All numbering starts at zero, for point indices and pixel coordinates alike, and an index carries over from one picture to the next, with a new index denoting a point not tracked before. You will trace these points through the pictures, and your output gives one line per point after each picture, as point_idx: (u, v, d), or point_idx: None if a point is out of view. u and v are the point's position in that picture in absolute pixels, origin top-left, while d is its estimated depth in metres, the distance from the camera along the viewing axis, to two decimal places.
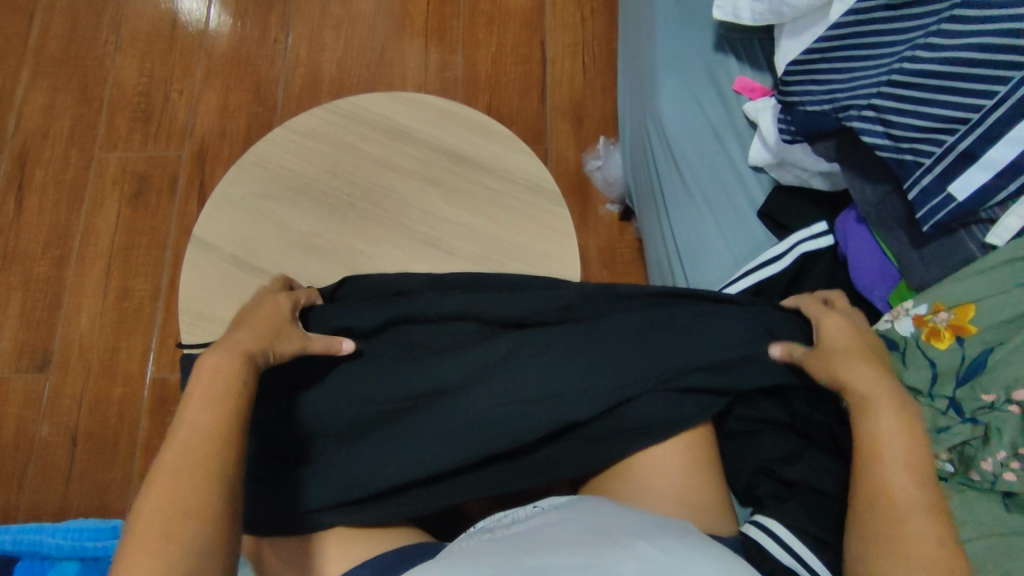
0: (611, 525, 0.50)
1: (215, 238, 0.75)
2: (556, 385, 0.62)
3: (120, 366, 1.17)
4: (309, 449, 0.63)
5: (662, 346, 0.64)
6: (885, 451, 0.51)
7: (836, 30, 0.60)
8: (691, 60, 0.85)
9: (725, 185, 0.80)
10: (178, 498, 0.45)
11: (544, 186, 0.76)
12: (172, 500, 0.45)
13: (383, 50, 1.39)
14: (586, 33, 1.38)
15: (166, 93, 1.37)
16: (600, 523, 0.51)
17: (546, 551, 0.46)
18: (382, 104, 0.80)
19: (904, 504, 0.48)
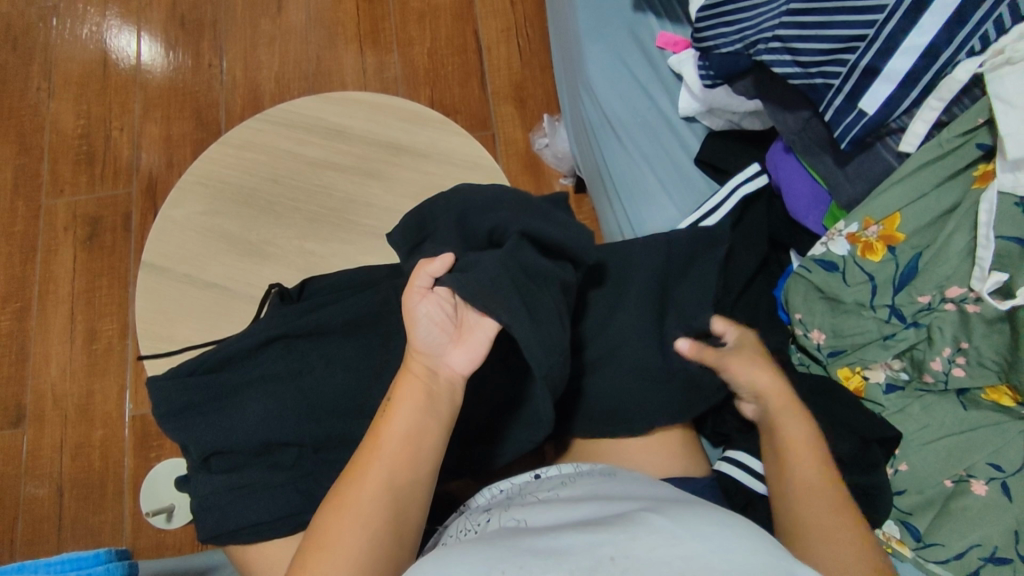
0: (641, 502, 0.47)
1: (164, 260, 0.75)
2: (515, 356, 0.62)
3: (97, 410, 1.16)
4: (283, 454, 0.63)
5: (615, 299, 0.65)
6: (792, 443, 0.56)
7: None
8: (612, 25, 0.87)
9: (661, 141, 0.82)
10: (345, 542, 0.49)
11: (484, 163, 0.76)
12: (342, 539, 0.49)
13: (319, 60, 1.39)
14: (517, 16, 1.40)
15: (107, 132, 1.36)
16: (627, 501, 0.48)
17: (558, 532, 0.43)
18: (314, 106, 0.80)
19: (813, 492, 0.54)
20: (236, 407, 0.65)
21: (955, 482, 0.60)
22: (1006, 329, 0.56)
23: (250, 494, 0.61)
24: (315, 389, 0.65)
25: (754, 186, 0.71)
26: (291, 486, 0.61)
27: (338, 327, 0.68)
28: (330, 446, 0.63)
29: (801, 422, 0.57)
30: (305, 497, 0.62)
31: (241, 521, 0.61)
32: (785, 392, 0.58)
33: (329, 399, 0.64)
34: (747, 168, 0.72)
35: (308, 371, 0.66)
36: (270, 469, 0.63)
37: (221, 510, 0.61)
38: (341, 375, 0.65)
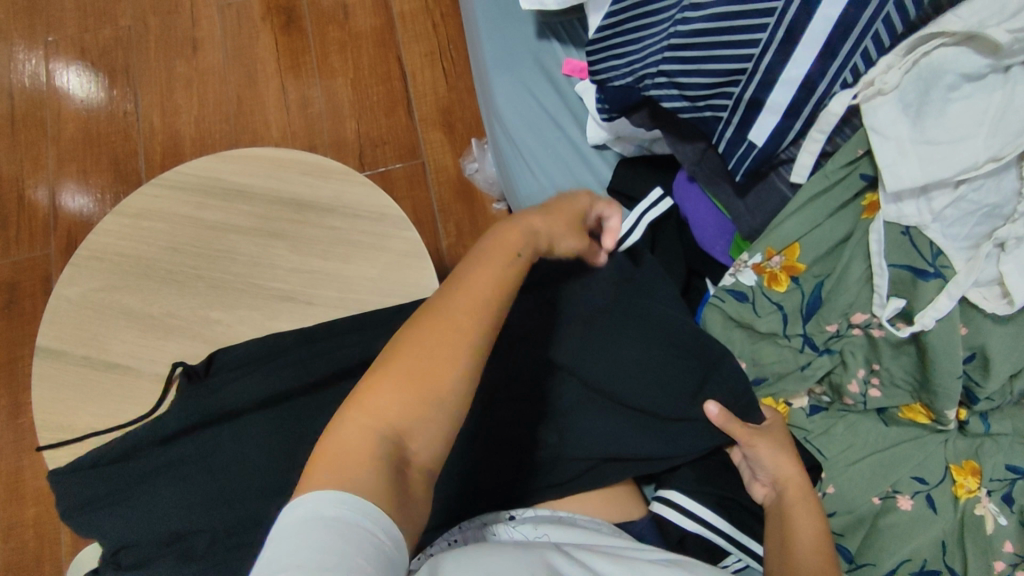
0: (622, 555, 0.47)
1: (60, 343, 0.71)
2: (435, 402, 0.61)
3: (28, 488, 1.11)
4: (193, 542, 0.59)
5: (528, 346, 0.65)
6: (798, 533, 0.55)
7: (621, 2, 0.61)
8: (518, 54, 0.86)
9: (572, 168, 0.81)
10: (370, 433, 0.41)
11: (391, 213, 0.74)
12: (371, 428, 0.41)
13: (240, 98, 1.35)
14: (440, 39, 1.38)
15: (20, 192, 1.30)
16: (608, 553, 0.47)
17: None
18: (211, 166, 0.77)
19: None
20: (142, 496, 0.61)
21: (882, 499, 0.60)
22: (913, 351, 0.55)
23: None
24: (226, 467, 0.61)
25: (665, 215, 0.69)
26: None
27: (250, 398, 0.64)
28: (244, 529, 0.59)
29: (815, 515, 0.56)
30: None
31: None
32: (805, 484, 0.58)
33: (241, 475, 0.61)
34: (656, 198, 0.70)
35: (218, 449, 0.62)
36: (180, 559, 0.58)
37: None
38: (254, 454, 0.62)
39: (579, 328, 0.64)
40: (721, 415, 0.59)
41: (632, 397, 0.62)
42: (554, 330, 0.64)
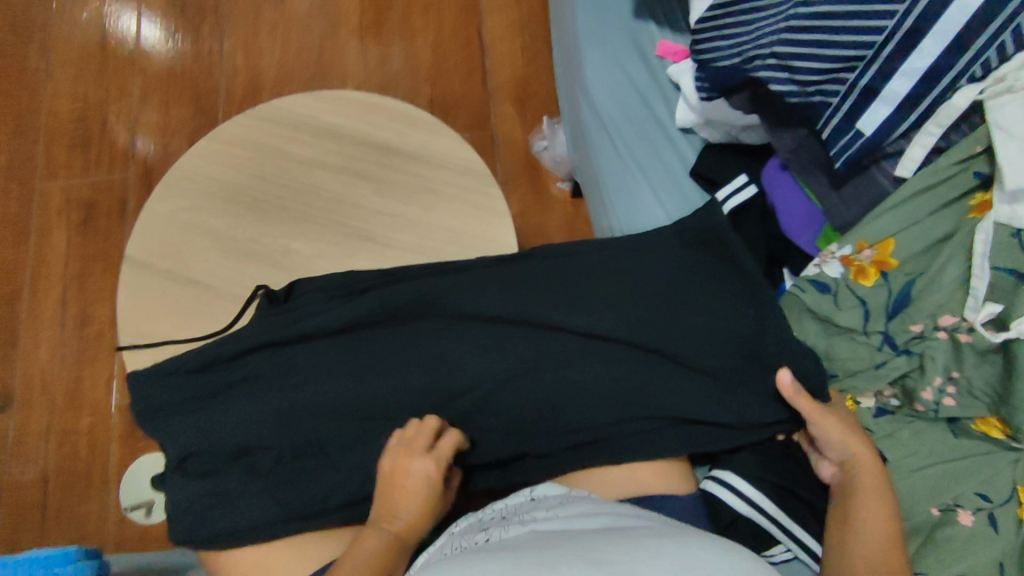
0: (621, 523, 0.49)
1: (147, 256, 0.74)
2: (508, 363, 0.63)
3: (86, 398, 1.16)
4: (257, 461, 0.62)
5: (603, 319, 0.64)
6: (866, 519, 0.55)
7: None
8: (612, 28, 0.86)
9: (656, 147, 0.81)
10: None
11: (475, 168, 0.75)
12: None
13: (322, 49, 1.38)
14: (522, 12, 1.38)
15: (104, 117, 1.35)
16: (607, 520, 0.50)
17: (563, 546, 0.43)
18: (304, 103, 0.79)
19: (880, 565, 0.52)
20: (214, 409, 0.63)
21: (942, 511, 0.59)
22: (999, 361, 0.54)
23: (222, 503, 0.61)
24: (294, 394, 0.63)
25: (746, 205, 0.69)
26: (262, 494, 0.61)
27: (328, 332, 0.66)
28: (308, 454, 0.62)
29: (885, 501, 0.55)
30: (281, 507, 0.61)
31: (216, 527, 0.61)
32: (877, 470, 0.57)
33: (307, 405, 0.63)
34: (740, 185, 0.70)
35: (289, 376, 0.64)
36: (248, 474, 0.62)
37: (196, 516, 0.61)
38: (323, 384, 0.63)
39: (654, 307, 0.64)
40: (795, 387, 0.58)
41: (691, 380, 0.62)
42: (626, 307, 0.64)
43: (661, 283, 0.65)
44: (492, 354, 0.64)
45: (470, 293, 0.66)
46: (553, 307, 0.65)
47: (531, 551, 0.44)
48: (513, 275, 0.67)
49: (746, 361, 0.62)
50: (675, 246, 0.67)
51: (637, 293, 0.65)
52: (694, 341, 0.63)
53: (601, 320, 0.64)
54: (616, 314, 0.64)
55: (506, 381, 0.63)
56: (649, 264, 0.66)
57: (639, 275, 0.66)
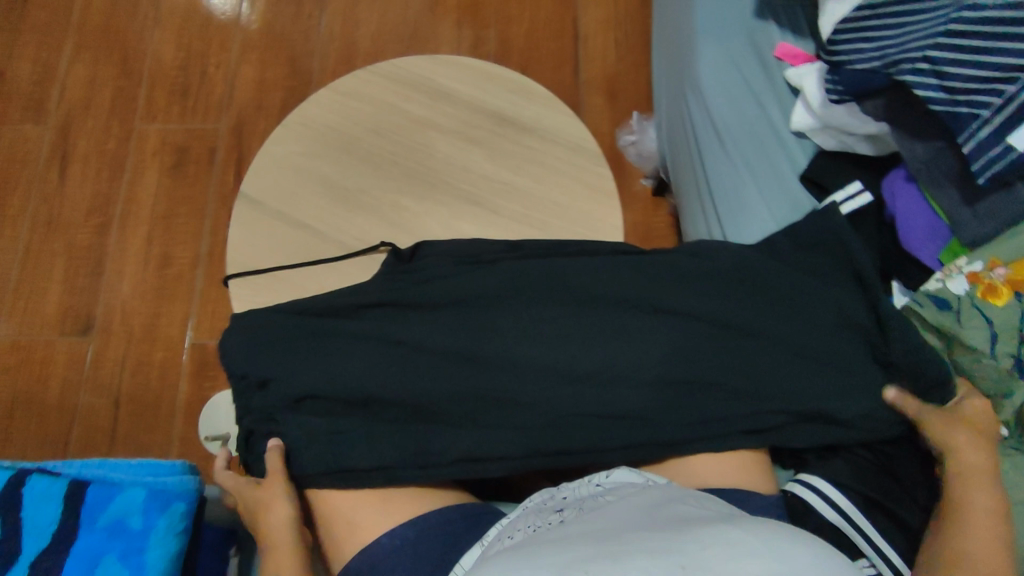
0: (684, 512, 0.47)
1: (261, 195, 0.76)
2: (627, 344, 0.65)
3: (161, 332, 1.21)
4: (372, 405, 0.65)
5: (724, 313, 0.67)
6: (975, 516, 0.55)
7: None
8: (731, 27, 0.85)
9: (767, 150, 0.81)
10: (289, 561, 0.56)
11: (586, 147, 0.77)
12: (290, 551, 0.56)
13: (417, 26, 1.40)
14: (618, 9, 1.39)
15: (204, 68, 1.40)
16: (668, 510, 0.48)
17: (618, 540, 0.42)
18: (425, 66, 0.80)
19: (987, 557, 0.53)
20: (333, 351, 0.66)
21: None
22: None
23: (341, 442, 0.63)
24: (415, 347, 0.65)
25: (860, 211, 0.72)
26: (381, 438, 0.63)
27: (445, 292, 0.68)
28: (426, 407, 0.64)
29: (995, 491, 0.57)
30: (401, 452, 0.62)
31: (334, 464, 0.63)
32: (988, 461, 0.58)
33: (428, 359, 0.65)
34: (854, 192, 0.73)
35: (405, 328, 0.66)
36: (369, 418, 0.64)
37: (315, 450, 0.63)
38: (438, 339, 0.65)
39: (766, 307, 0.67)
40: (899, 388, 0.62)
41: (802, 388, 0.64)
42: (744, 304, 0.67)
43: (780, 290, 0.68)
44: (607, 332, 0.65)
45: (593, 275, 0.68)
46: (678, 298, 0.67)
47: (579, 544, 0.43)
48: (636, 264, 0.70)
49: (863, 381, 0.65)
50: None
51: (761, 298, 0.68)
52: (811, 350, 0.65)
53: (723, 318, 0.66)
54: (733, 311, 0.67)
55: (625, 360, 0.64)
56: (764, 271, 0.70)
57: (767, 282, 0.69)
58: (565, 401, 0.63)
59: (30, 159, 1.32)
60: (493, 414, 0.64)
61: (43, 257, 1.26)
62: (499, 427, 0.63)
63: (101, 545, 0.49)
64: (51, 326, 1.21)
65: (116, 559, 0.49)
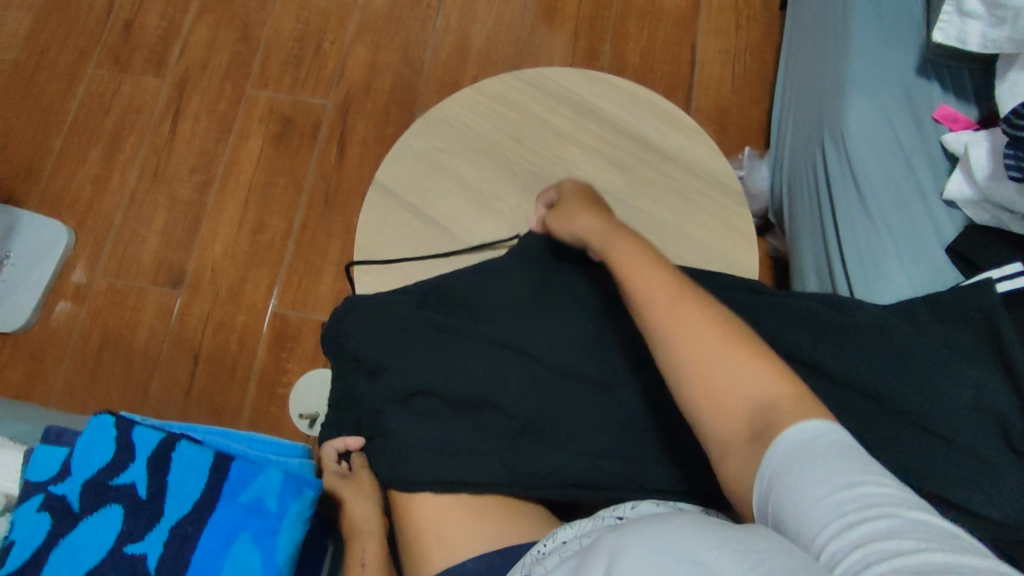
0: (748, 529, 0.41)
1: (396, 186, 0.77)
2: None
3: (246, 296, 1.22)
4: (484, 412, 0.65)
5: (841, 367, 0.65)
6: None
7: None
8: (887, 81, 0.82)
9: (911, 214, 0.77)
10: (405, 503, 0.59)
11: (728, 185, 0.75)
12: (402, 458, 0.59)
13: (533, 30, 1.39)
14: (739, 41, 1.36)
15: (319, 43, 1.40)
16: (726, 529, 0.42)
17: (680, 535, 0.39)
18: (573, 80, 0.80)
19: None
20: (452, 348, 0.66)
21: None
22: None
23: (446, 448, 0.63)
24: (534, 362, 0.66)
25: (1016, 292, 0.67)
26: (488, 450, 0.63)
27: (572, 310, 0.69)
28: (534, 425, 0.65)
29: None
30: (508, 471, 0.62)
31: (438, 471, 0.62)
32: None
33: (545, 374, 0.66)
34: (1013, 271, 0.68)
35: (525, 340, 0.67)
36: (477, 429, 0.64)
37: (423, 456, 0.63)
38: (557, 356, 0.67)
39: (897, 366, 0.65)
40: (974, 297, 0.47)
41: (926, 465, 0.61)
42: (867, 365, 0.65)
43: (918, 360, 0.65)
44: None
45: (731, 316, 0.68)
46: (810, 348, 0.66)
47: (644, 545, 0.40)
48: (771, 307, 0.69)
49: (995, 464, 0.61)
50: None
51: (897, 364, 0.65)
52: (939, 427, 0.62)
53: (855, 380, 0.65)
54: (855, 370, 0.65)
55: None
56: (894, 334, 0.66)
57: (905, 348, 0.65)
58: (675, 437, 0.64)
59: (145, 110, 1.37)
60: (596, 441, 0.64)
61: (146, 206, 1.30)
62: (606, 454, 0.64)
63: (241, 519, 0.58)
64: (145, 274, 1.25)
65: (253, 535, 0.57)
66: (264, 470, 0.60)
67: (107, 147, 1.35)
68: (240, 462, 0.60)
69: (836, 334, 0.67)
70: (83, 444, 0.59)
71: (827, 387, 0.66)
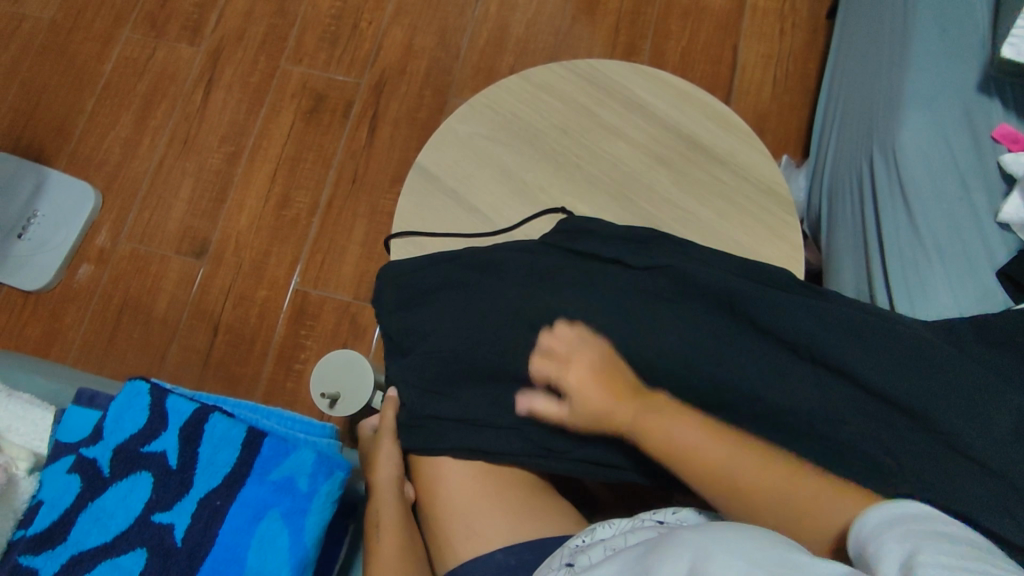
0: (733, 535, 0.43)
1: (437, 169, 0.75)
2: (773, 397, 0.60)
3: (269, 271, 1.22)
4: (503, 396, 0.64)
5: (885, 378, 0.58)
6: None
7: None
8: (946, 96, 0.80)
9: (962, 233, 0.75)
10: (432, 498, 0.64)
11: (778, 191, 0.73)
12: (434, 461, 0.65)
13: (573, 22, 1.37)
14: (783, 47, 1.34)
15: (356, 21, 1.39)
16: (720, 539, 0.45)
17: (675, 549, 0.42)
18: (623, 73, 0.78)
19: None
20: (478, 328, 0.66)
21: None
22: None
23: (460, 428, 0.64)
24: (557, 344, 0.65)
25: None
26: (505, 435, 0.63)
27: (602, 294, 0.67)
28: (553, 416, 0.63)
29: None
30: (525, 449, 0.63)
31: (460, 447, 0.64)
32: None
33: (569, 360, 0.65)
34: None
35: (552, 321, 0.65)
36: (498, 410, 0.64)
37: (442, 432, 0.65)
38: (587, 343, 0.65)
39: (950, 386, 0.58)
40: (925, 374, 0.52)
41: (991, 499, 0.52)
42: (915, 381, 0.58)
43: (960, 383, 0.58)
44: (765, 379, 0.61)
45: (764, 319, 0.63)
46: (845, 358, 0.60)
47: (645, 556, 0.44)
48: (804, 312, 0.63)
49: None
50: (978, 343, 0.63)
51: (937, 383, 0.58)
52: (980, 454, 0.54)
53: (899, 396, 0.57)
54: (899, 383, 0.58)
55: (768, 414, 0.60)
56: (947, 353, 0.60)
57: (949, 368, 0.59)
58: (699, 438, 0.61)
59: (179, 77, 1.36)
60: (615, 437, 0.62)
61: (174, 174, 1.29)
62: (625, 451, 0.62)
63: (269, 497, 0.61)
64: (169, 242, 1.25)
65: (281, 514, 0.61)
66: (293, 451, 0.63)
67: (139, 111, 1.34)
68: (273, 438, 0.63)
69: (881, 343, 0.61)
70: (116, 414, 0.63)
71: (865, 399, 0.59)
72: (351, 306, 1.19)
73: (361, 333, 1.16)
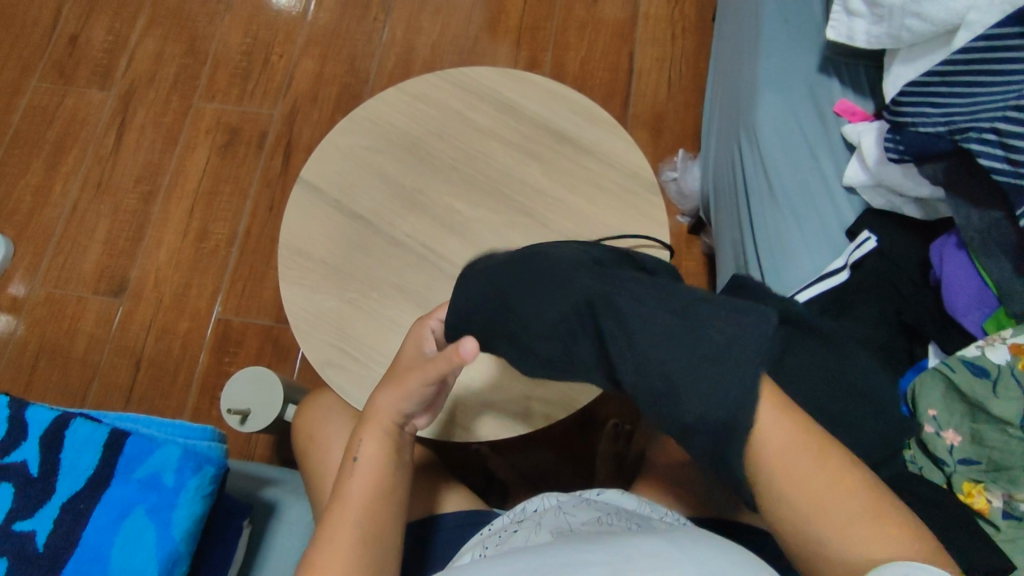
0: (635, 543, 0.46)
1: (320, 182, 0.78)
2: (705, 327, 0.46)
3: (190, 303, 1.22)
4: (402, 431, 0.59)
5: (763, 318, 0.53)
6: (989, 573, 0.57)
7: (982, 40, 0.64)
8: (794, 78, 0.87)
9: (816, 200, 0.81)
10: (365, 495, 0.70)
11: (642, 175, 0.78)
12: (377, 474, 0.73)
13: (476, 41, 1.43)
14: (675, 50, 1.42)
15: (267, 55, 1.42)
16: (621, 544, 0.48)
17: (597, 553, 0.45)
18: (493, 78, 0.83)
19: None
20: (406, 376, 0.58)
21: None
22: None
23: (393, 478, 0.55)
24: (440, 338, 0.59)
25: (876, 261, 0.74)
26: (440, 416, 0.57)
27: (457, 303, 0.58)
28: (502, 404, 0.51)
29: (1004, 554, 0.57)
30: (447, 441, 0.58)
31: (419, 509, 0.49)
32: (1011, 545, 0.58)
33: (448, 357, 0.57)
34: (861, 242, 0.74)
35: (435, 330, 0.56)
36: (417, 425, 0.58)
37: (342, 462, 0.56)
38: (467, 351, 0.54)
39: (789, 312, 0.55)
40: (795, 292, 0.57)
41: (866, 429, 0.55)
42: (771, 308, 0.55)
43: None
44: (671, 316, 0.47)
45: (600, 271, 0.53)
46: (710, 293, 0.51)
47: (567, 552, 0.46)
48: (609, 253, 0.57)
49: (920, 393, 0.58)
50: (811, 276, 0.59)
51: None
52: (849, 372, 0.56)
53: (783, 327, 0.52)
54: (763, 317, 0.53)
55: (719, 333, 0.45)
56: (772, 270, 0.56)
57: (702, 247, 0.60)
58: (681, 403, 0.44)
59: (90, 122, 1.37)
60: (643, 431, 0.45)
61: (89, 215, 1.30)
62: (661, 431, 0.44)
63: (134, 495, 0.61)
64: (86, 283, 1.24)
65: (147, 510, 0.61)
66: (161, 448, 0.63)
67: (50, 157, 1.34)
68: (139, 437, 0.63)
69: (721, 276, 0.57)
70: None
71: None
72: (273, 329, 1.20)
73: (284, 354, 1.17)
